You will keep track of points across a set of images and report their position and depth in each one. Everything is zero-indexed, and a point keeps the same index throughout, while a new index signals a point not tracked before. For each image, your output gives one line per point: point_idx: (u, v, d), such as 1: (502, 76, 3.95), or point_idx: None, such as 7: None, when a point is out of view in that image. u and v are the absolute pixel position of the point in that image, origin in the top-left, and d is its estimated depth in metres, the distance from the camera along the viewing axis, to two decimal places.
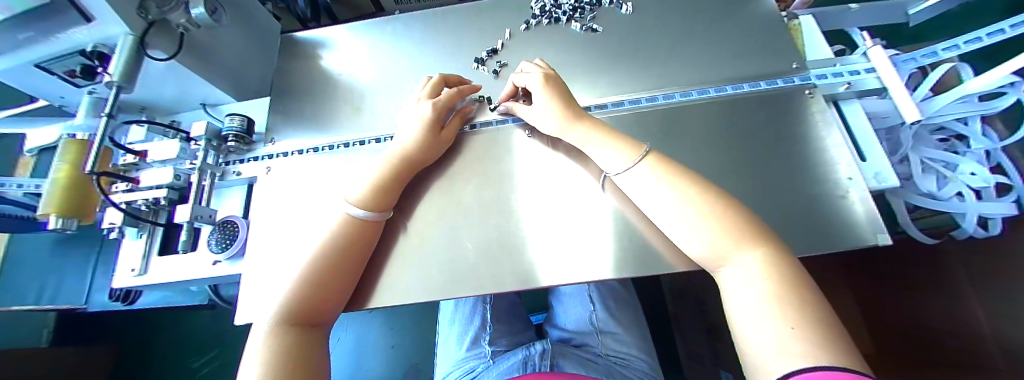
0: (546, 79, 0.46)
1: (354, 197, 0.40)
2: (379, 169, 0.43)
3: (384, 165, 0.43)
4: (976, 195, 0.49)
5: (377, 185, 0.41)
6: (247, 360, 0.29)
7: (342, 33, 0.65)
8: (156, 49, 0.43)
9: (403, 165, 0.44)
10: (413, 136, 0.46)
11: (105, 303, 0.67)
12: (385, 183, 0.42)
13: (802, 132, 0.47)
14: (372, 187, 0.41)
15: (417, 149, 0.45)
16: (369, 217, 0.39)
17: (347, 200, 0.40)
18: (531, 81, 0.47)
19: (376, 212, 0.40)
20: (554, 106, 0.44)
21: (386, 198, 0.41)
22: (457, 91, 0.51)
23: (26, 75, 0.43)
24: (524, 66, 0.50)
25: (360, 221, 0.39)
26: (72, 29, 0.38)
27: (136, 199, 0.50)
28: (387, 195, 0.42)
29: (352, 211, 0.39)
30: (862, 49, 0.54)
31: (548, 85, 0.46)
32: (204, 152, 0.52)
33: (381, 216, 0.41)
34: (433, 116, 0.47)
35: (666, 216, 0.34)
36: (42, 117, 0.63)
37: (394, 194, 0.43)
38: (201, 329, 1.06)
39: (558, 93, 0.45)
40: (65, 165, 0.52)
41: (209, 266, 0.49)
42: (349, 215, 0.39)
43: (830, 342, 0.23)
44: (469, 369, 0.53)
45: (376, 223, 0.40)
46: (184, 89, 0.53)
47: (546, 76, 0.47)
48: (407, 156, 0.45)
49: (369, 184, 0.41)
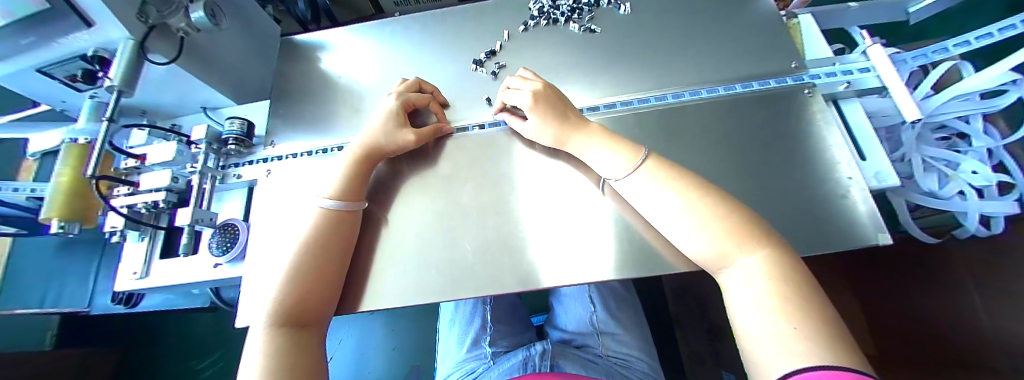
0: (535, 99, 0.45)
1: (325, 192, 0.41)
2: (344, 161, 0.43)
3: (349, 156, 0.44)
4: (978, 193, 0.49)
5: (343, 176, 0.42)
6: (247, 364, 0.29)
7: (341, 36, 0.65)
8: (156, 53, 0.43)
9: (368, 153, 0.45)
10: (376, 125, 0.47)
11: (107, 306, 0.69)
12: (355, 172, 0.43)
13: (800, 131, 0.47)
14: (341, 178, 0.42)
15: (382, 138, 0.46)
16: (341, 206, 0.40)
17: (320, 195, 0.41)
18: (521, 101, 0.46)
19: (350, 202, 0.41)
20: (548, 126, 0.45)
21: (357, 188, 0.42)
22: (430, 97, 0.53)
23: (27, 80, 0.44)
24: (511, 80, 0.49)
25: (330, 212, 0.39)
26: (72, 34, 0.38)
27: (136, 203, 0.50)
28: (353, 185, 0.42)
29: (323, 203, 0.39)
30: (862, 48, 0.54)
31: (538, 101, 0.45)
32: (204, 155, 0.52)
33: (355, 206, 0.41)
34: (397, 111, 0.48)
35: (669, 218, 0.34)
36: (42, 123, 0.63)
37: (360, 182, 0.43)
38: (202, 331, 1.07)
39: (549, 113, 0.44)
40: (69, 169, 0.52)
41: (210, 269, 0.49)
42: (321, 207, 0.39)
43: (831, 340, 0.23)
44: (469, 371, 0.53)
45: (352, 213, 0.41)
46: (184, 93, 0.53)
47: (535, 94, 0.45)
48: (372, 145, 0.45)
49: (338, 176, 0.42)
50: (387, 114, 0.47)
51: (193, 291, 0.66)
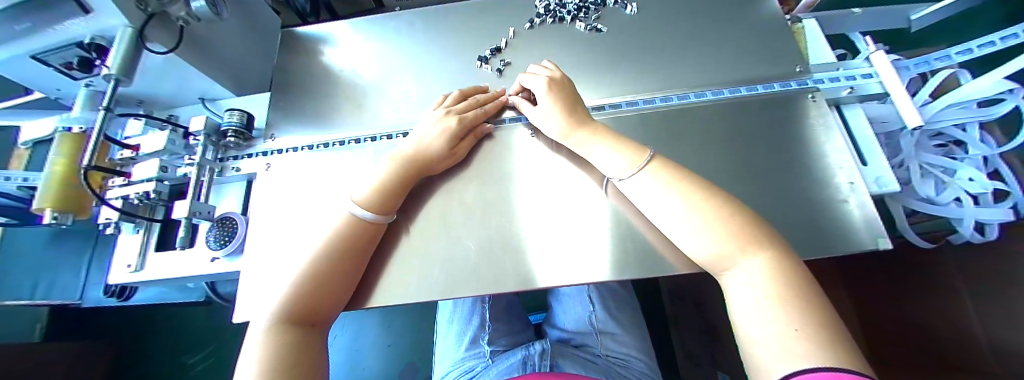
0: (550, 84, 0.46)
1: (359, 197, 0.40)
2: (386, 172, 0.42)
3: (392, 169, 0.42)
4: (974, 201, 0.50)
5: (381, 186, 0.41)
6: (246, 359, 0.28)
7: (344, 29, 0.64)
8: (155, 42, 0.42)
9: (412, 170, 0.44)
10: (430, 144, 0.46)
11: (100, 298, 0.67)
12: (397, 187, 0.42)
13: (803, 135, 0.47)
14: (377, 189, 0.40)
15: (434, 157, 0.46)
16: (372, 218, 0.39)
17: (353, 200, 0.40)
18: (536, 85, 0.47)
19: (380, 214, 0.40)
20: (557, 117, 0.44)
21: (393, 203, 0.41)
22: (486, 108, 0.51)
23: (22, 67, 0.43)
24: (533, 67, 0.50)
25: (361, 222, 0.39)
26: (69, 21, 0.37)
27: (130, 194, 0.49)
28: (393, 199, 0.41)
29: (356, 211, 0.39)
30: (865, 54, 0.54)
31: (552, 89, 0.46)
32: (203, 147, 0.51)
33: (386, 219, 0.41)
34: (455, 131, 0.47)
35: (673, 220, 0.34)
36: (32, 110, 0.62)
37: (399, 197, 0.42)
38: (196, 325, 1.06)
39: (559, 100, 0.45)
40: (62, 159, 0.51)
41: (208, 263, 0.48)
42: (356, 215, 0.38)
43: (832, 343, 0.23)
44: (467, 369, 0.53)
45: (378, 225, 0.40)
46: (184, 83, 0.52)
47: (550, 80, 0.46)
48: (419, 163, 0.45)
49: (373, 184, 0.41)
50: (444, 133, 0.47)
51: (188, 284, 0.65)
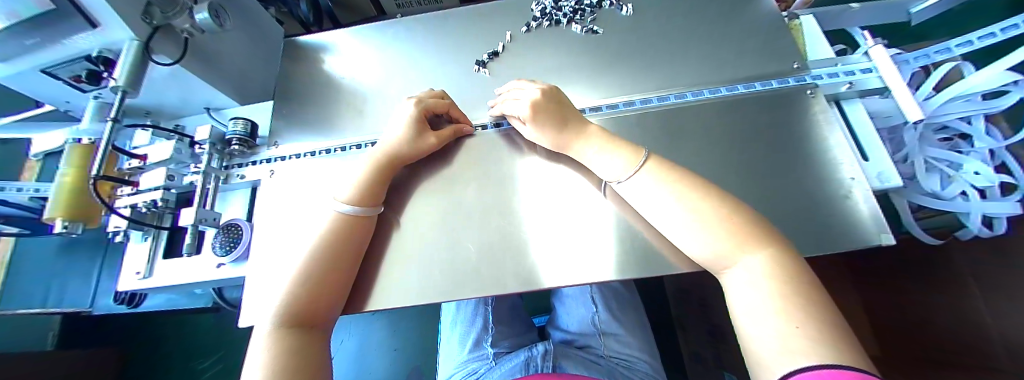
0: (535, 109, 0.45)
1: (344, 196, 0.41)
2: (365, 167, 0.43)
3: (371, 164, 0.43)
4: (981, 194, 0.49)
5: (363, 181, 0.42)
6: (251, 363, 0.29)
7: (345, 37, 0.65)
8: (162, 54, 0.43)
9: (389, 160, 0.45)
10: (400, 132, 0.46)
11: (111, 305, 0.68)
12: (373, 179, 0.42)
13: (803, 132, 0.47)
14: (358, 184, 0.41)
15: (405, 145, 0.46)
16: (358, 212, 0.40)
17: (338, 198, 0.40)
18: (519, 109, 0.46)
19: (366, 207, 0.41)
20: (543, 135, 0.46)
21: (373, 193, 0.42)
22: (450, 104, 0.51)
23: (33, 81, 0.44)
24: (516, 87, 0.49)
25: (350, 218, 0.39)
26: (75, 35, 0.38)
27: (138, 203, 0.50)
28: (374, 191, 0.42)
29: (340, 208, 0.39)
30: (864, 49, 0.54)
31: (535, 114, 0.45)
32: (208, 155, 0.52)
33: (373, 211, 0.42)
34: (417, 118, 0.47)
35: (670, 218, 0.34)
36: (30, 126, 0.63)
37: (380, 189, 0.43)
38: (203, 332, 1.07)
39: (547, 123, 0.45)
40: (72, 169, 0.53)
41: (214, 269, 0.49)
42: (338, 212, 0.39)
43: (834, 340, 0.23)
44: (471, 371, 0.53)
45: (367, 219, 0.41)
46: (189, 94, 0.53)
47: (534, 104, 0.45)
48: (393, 154, 0.45)
49: (356, 181, 0.42)
50: (408, 122, 0.47)
51: (197, 290, 0.66)
